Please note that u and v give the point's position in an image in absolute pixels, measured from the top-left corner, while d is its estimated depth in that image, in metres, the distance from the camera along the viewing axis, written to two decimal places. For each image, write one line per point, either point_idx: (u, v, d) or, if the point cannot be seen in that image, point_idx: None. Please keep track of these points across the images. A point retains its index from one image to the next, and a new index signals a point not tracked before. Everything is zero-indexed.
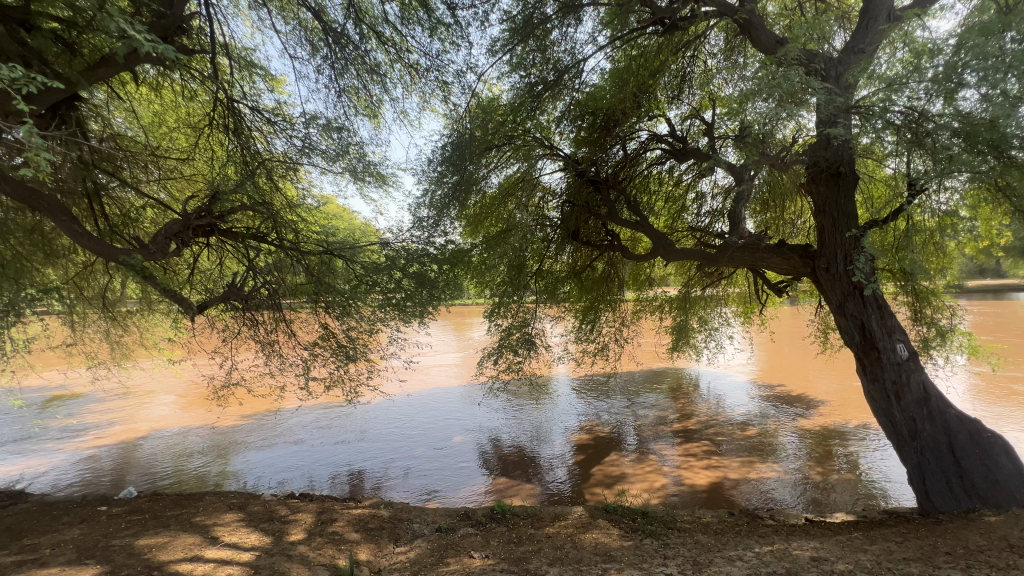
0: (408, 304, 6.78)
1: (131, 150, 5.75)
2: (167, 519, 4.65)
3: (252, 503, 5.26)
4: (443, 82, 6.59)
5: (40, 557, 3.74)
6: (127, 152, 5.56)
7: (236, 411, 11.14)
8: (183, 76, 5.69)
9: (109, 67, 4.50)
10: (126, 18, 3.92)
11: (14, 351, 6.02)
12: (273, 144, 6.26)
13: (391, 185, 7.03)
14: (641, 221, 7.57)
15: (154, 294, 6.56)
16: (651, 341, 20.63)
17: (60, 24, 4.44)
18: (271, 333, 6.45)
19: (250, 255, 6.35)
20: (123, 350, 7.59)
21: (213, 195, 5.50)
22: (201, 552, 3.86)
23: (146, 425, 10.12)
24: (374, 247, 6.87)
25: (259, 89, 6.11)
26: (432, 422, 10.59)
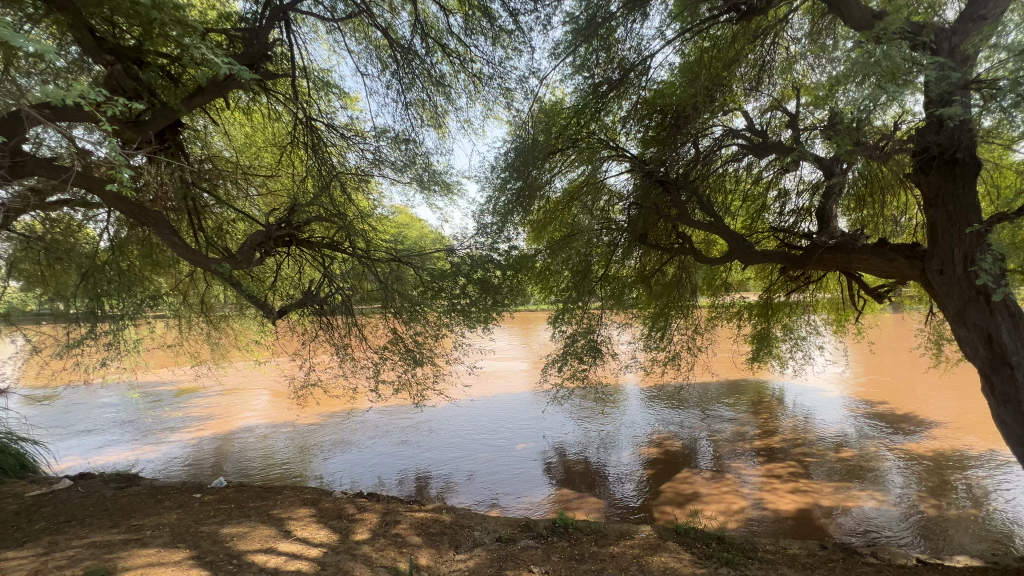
0: (472, 310, 6.93)
1: (226, 170, 6.36)
2: (249, 510, 5.00)
3: (325, 499, 5.53)
4: (506, 89, 6.63)
5: (142, 537, 4.16)
6: (222, 171, 6.14)
7: (316, 410, 11.89)
8: (269, 100, 6.19)
9: (205, 95, 4.99)
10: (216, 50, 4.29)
11: (131, 350, 6.82)
12: (347, 158, 6.61)
13: (456, 193, 7.16)
14: (715, 222, 7.10)
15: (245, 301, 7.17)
16: (729, 350, 19.32)
17: (167, 60, 4.99)
18: (344, 337, 6.76)
19: (326, 263, 6.72)
20: (221, 351, 8.36)
21: (292, 207, 5.90)
22: (275, 545, 4.10)
23: (239, 420, 11.09)
24: (441, 254, 6.98)
25: (334, 107, 6.50)
26: (497, 428, 10.60)
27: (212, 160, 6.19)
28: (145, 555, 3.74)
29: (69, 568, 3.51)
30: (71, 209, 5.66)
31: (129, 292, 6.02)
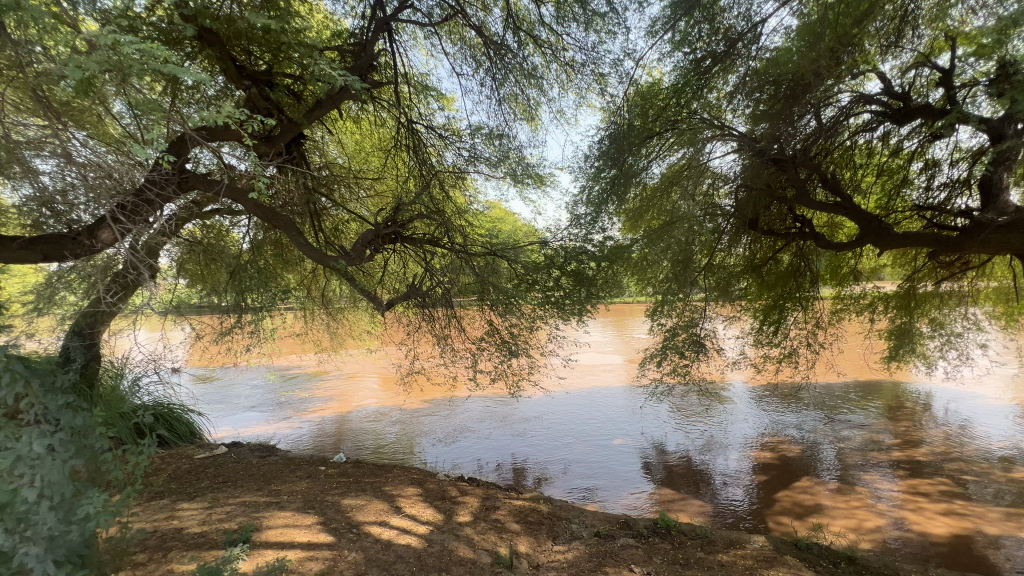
0: (566, 302, 6.94)
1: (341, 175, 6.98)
2: (364, 485, 5.49)
3: (429, 480, 5.89)
4: (599, 74, 6.43)
5: (280, 501, 4.76)
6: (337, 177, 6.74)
7: (420, 396, 12.73)
8: (376, 107, 6.67)
9: (323, 106, 5.48)
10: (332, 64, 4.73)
11: (268, 338, 7.83)
12: (445, 158, 6.90)
13: (549, 185, 7.14)
14: (842, 203, 6.29)
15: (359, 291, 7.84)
16: (857, 347, 17.07)
17: (291, 79, 5.59)
18: (444, 328, 7.13)
19: (428, 258, 7.10)
20: (339, 340, 9.25)
21: (398, 207, 6.36)
22: (388, 518, 4.46)
23: (354, 403, 12.23)
24: (535, 246, 7.03)
25: (432, 109, 6.80)
26: (593, 421, 10.48)
27: (329, 166, 6.83)
28: (283, 517, 4.28)
29: (226, 522, 4.13)
30: (221, 217, 6.61)
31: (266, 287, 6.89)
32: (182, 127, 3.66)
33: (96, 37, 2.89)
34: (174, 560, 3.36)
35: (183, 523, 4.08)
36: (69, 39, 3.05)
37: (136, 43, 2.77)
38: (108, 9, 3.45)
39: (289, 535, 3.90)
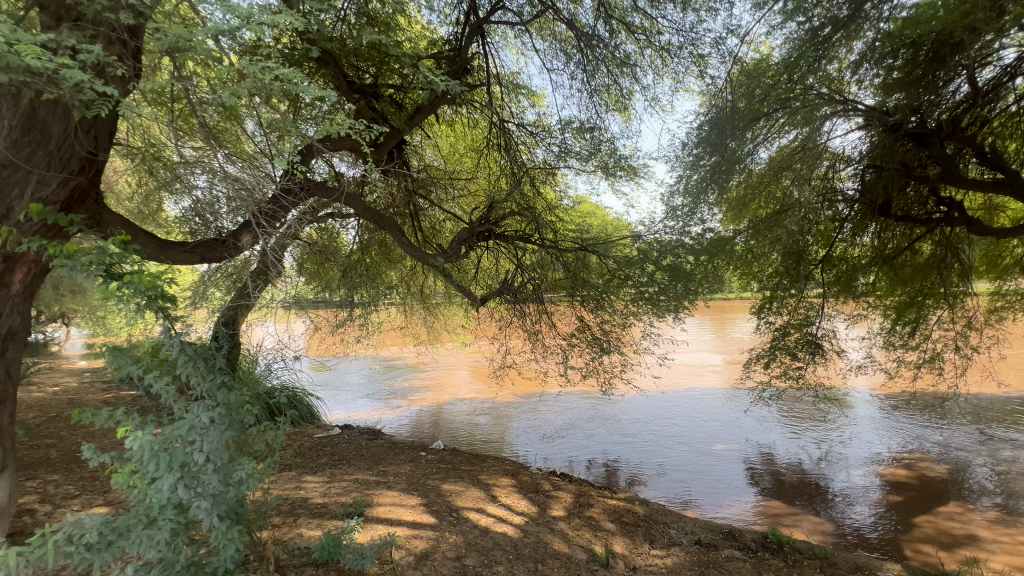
0: (661, 298, 6.63)
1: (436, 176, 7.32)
2: (461, 472, 5.75)
3: (523, 472, 6.01)
4: (698, 56, 6.05)
5: (387, 481, 5.15)
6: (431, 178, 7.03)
7: (511, 390, 13.01)
8: (470, 109, 6.90)
9: (422, 112, 5.82)
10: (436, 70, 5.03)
11: (374, 331, 8.51)
12: (535, 154, 6.94)
13: (643, 176, 6.89)
14: (1005, 180, 5.29)
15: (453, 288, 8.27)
16: (1022, 354, 14.27)
17: (394, 89, 5.95)
18: (535, 323, 7.22)
19: (519, 255, 7.22)
20: (436, 334, 9.75)
21: (491, 206, 6.54)
22: (485, 506, 4.64)
23: (448, 394, 12.85)
24: (627, 241, 6.83)
25: (523, 106, 6.88)
26: (689, 424, 9.97)
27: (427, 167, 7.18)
28: (390, 496, 4.63)
29: (343, 496, 4.57)
30: (335, 220, 7.30)
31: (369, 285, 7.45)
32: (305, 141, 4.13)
33: (241, 68, 3.34)
34: (303, 525, 3.80)
35: (308, 493, 4.58)
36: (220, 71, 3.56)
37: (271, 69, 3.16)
38: (243, 42, 3.94)
39: (397, 513, 4.21)
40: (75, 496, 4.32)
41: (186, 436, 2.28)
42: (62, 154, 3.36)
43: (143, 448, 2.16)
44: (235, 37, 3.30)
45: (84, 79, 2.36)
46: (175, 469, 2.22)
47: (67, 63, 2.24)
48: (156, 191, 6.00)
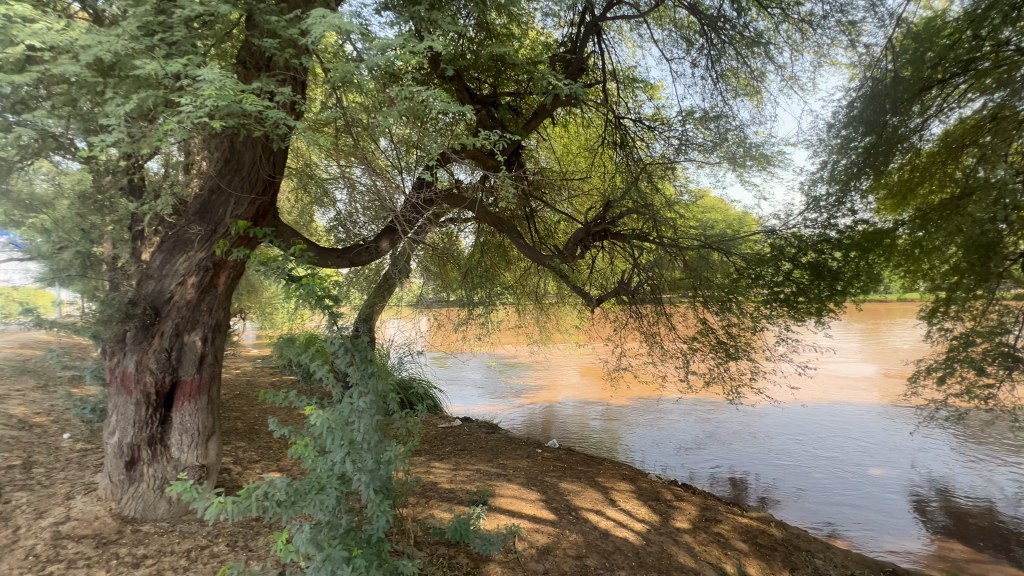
0: (799, 300, 5.93)
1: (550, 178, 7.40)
2: (578, 472, 5.77)
3: (641, 479, 5.84)
4: (848, 23, 5.30)
5: (507, 474, 5.37)
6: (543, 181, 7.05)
7: (626, 394, 12.64)
8: (585, 109, 6.87)
9: (538, 117, 5.96)
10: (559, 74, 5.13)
11: (492, 330, 8.89)
12: (653, 149, 6.68)
13: (777, 165, 6.25)
14: None
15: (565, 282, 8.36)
16: None
17: (513, 96, 6.14)
18: (653, 325, 6.94)
19: (635, 254, 7.00)
20: (548, 334, 9.86)
21: (608, 205, 6.45)
22: (604, 508, 4.61)
23: (560, 394, 12.88)
24: (758, 236, 6.26)
25: (640, 101, 6.66)
26: (835, 442, 8.77)
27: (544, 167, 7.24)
28: (511, 489, 4.82)
29: (467, 484, 4.87)
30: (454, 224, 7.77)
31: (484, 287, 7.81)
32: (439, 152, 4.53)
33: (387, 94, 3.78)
34: (435, 507, 4.13)
35: (437, 478, 4.97)
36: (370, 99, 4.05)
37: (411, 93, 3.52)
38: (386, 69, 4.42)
39: (518, 506, 4.37)
40: (257, 461, 5.21)
41: (352, 418, 2.62)
42: (251, 178, 4.05)
43: (322, 423, 2.55)
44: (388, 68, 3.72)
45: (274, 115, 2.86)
46: (345, 443, 2.57)
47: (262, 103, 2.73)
48: (310, 205, 6.96)
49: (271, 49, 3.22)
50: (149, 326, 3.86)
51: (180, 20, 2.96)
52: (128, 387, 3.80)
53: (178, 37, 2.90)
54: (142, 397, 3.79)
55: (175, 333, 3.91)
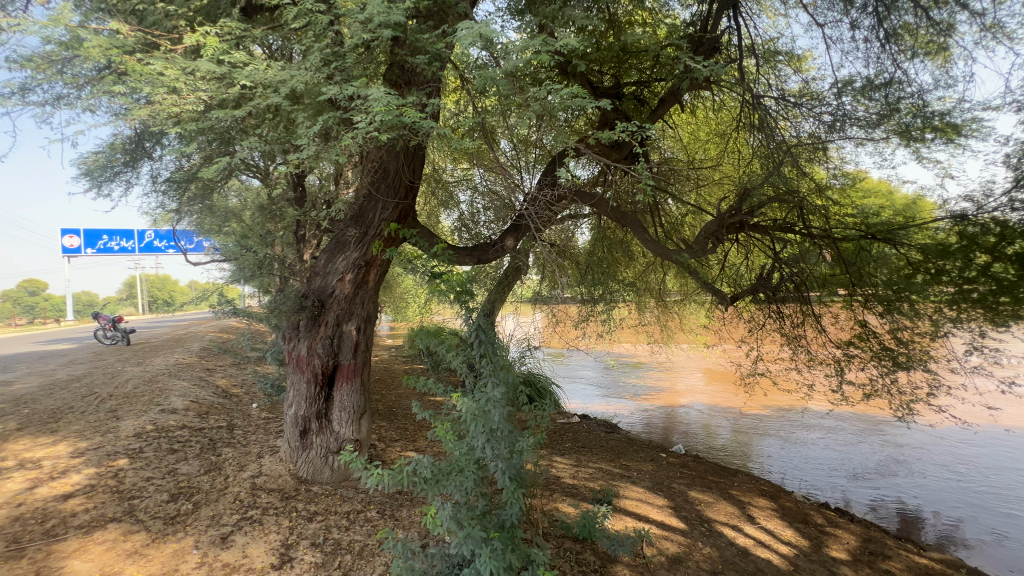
0: (1002, 304, 4.72)
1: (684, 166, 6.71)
2: (709, 482, 5.40)
3: (784, 496, 5.29)
4: None
5: (631, 476, 5.23)
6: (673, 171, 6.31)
7: (760, 403, 11.45)
8: (716, 91, 6.31)
9: (665, 105, 5.65)
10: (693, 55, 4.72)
11: (611, 328, 8.67)
12: (800, 128, 5.86)
13: (968, 136, 5.14)
14: None
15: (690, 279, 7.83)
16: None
17: (637, 85, 5.84)
18: (797, 326, 6.18)
19: (777, 247, 6.27)
20: (671, 333, 9.32)
21: (744, 193, 5.87)
22: (741, 524, 4.28)
23: (683, 398, 12.12)
24: (942, 224, 5.21)
25: (784, 75, 5.94)
26: None
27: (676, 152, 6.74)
28: (636, 491, 4.69)
29: (590, 482, 4.84)
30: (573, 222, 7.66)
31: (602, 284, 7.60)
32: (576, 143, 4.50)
33: (519, 96, 3.93)
34: (560, 501, 4.19)
35: (560, 473, 5.01)
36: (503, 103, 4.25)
37: (544, 94, 3.63)
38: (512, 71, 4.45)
39: (644, 509, 4.24)
40: (396, 440, 5.76)
41: (492, 407, 2.74)
42: (395, 184, 4.47)
43: (467, 410, 2.71)
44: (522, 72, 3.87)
45: (425, 125, 3.16)
46: (485, 431, 2.71)
47: (417, 115, 3.04)
48: (437, 206, 7.46)
49: (421, 65, 3.55)
50: (316, 315, 4.48)
51: (350, 48, 3.41)
52: (301, 367, 4.46)
53: (349, 62, 3.35)
54: (311, 376, 4.42)
55: (336, 323, 4.48)
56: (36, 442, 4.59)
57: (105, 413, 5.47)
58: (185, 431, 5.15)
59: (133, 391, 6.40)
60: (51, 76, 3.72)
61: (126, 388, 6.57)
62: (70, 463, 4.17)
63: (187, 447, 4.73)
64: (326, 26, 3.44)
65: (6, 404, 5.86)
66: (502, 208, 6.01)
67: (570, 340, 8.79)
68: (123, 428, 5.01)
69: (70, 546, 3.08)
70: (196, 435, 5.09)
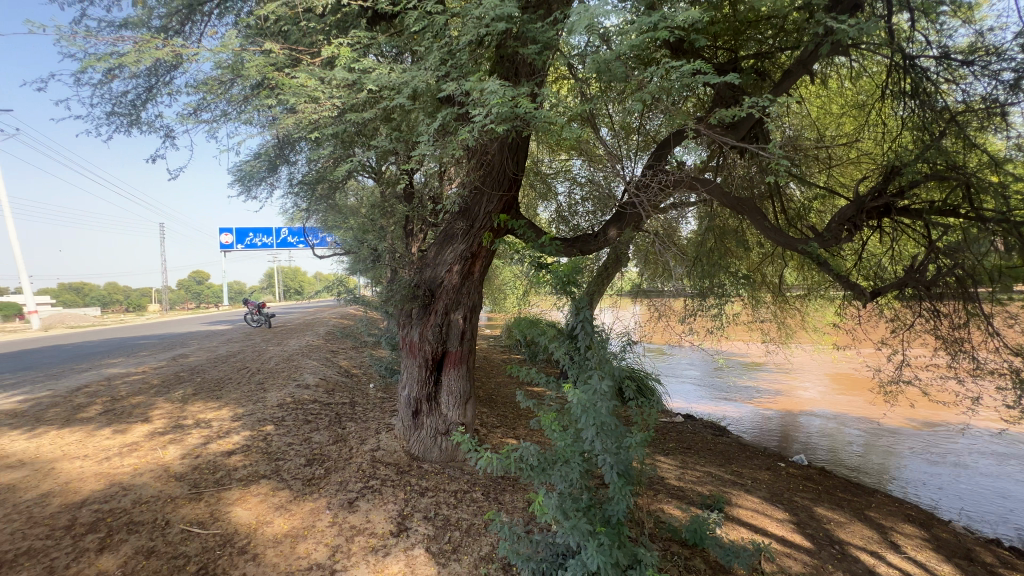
0: None
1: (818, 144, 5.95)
2: (839, 499, 4.83)
3: (937, 525, 4.57)
4: None
5: (744, 484, 4.84)
6: (802, 151, 5.64)
7: (903, 416, 9.93)
8: (857, 56, 5.50)
9: (791, 77, 4.99)
10: (831, 13, 4.13)
11: (722, 325, 8.05)
12: (969, 91, 4.92)
13: None
14: None
15: (815, 271, 6.94)
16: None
17: (758, 57, 5.30)
18: (959, 328, 5.24)
19: (934, 235, 5.33)
20: (791, 332, 8.43)
21: (893, 171, 5.06)
22: (882, 552, 3.81)
23: (804, 404, 10.91)
24: None
25: (948, 28, 4.99)
26: None
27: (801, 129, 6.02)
28: (751, 501, 4.34)
29: (698, 486, 4.58)
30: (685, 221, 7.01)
31: (710, 277, 7.07)
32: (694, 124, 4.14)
33: (627, 83, 3.79)
34: (666, 503, 4.03)
35: (664, 473, 4.79)
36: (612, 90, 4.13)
37: (656, 76, 3.45)
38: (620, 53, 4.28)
39: (762, 522, 3.91)
40: (497, 426, 5.95)
41: (600, 399, 2.69)
42: (500, 176, 4.55)
43: (579, 403, 2.66)
44: (632, 54, 3.71)
45: (537, 116, 3.20)
46: (595, 424, 2.66)
47: (530, 105, 3.08)
48: (535, 199, 7.49)
49: (532, 55, 3.58)
50: (427, 304, 4.75)
51: (465, 45, 3.56)
52: (414, 352, 4.78)
53: (464, 59, 3.49)
54: (422, 361, 4.72)
55: (444, 311, 4.71)
56: (206, 406, 5.49)
57: (254, 385, 6.38)
58: (316, 405, 5.81)
59: (274, 368, 7.37)
60: (218, 95, 4.37)
61: (269, 364, 7.60)
62: (231, 426, 4.93)
63: (318, 419, 5.33)
64: (444, 26, 3.61)
65: (184, 373, 7.09)
66: (604, 198, 5.85)
67: (672, 335, 8.36)
68: (268, 398, 5.79)
69: (234, 495, 3.64)
70: (325, 409, 5.72)
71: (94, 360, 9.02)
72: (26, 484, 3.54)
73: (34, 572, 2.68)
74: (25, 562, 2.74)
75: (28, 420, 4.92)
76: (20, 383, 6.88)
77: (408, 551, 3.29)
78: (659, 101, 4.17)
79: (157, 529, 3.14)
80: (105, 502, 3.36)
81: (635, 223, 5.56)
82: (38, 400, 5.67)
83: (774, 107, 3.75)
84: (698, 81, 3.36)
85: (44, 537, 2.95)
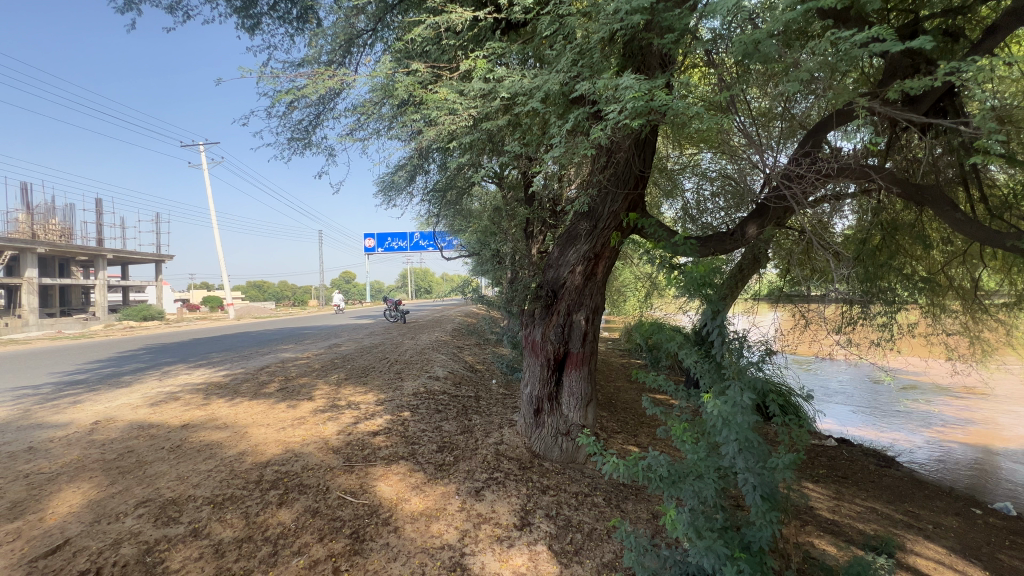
0: None
1: None
2: None
3: None
4: None
5: (924, 529, 4.04)
6: (1014, 123, 4.53)
7: None
8: None
9: (997, 34, 4.05)
10: None
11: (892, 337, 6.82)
12: None
13: None
14: None
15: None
16: None
17: (947, 14, 4.39)
18: None
19: None
20: (990, 350, 6.83)
21: None
22: None
23: (1011, 440, 8.73)
24: None
25: None
26: None
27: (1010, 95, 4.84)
28: (933, 550, 3.62)
29: (859, 523, 3.94)
30: (841, 220, 6.10)
31: (874, 279, 6.07)
32: (860, 101, 3.54)
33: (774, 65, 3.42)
34: (819, 536, 3.55)
35: (814, 502, 4.21)
36: (755, 73, 3.75)
37: (813, 53, 3.06)
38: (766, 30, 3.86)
39: None
40: (618, 432, 5.78)
41: (741, 413, 2.44)
42: (625, 175, 4.39)
43: (718, 414, 2.43)
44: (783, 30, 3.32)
45: (673, 108, 3.04)
46: (737, 439, 2.42)
47: (667, 97, 2.91)
48: (659, 198, 7.14)
49: (667, 45, 3.40)
50: (550, 305, 4.80)
51: (596, 42, 3.52)
52: (536, 351, 4.87)
53: (597, 56, 3.45)
54: (545, 360, 4.79)
55: (567, 312, 4.70)
56: (355, 389, 6.25)
57: (393, 374, 7.10)
58: (445, 396, 6.25)
59: (409, 360, 8.11)
60: (371, 115, 4.95)
61: (405, 356, 8.39)
62: (375, 409, 5.54)
63: (447, 410, 5.73)
64: (574, 28, 3.62)
65: (337, 360, 8.17)
66: (742, 192, 5.34)
67: (822, 347, 7.34)
68: (405, 387, 6.39)
69: (378, 471, 4.08)
70: (453, 400, 6.13)
71: (271, 345, 10.86)
72: (229, 443, 4.38)
73: (235, 515, 3.29)
74: (229, 505, 3.38)
75: (229, 391, 6.10)
76: (222, 361, 8.57)
77: (531, 546, 3.36)
78: (815, 80, 3.67)
79: (321, 492, 3.66)
80: (283, 465, 4.00)
81: (779, 217, 4.99)
82: (235, 376, 7.01)
83: (974, 75, 3.08)
84: (867, 52, 2.91)
85: (241, 487, 3.62)
